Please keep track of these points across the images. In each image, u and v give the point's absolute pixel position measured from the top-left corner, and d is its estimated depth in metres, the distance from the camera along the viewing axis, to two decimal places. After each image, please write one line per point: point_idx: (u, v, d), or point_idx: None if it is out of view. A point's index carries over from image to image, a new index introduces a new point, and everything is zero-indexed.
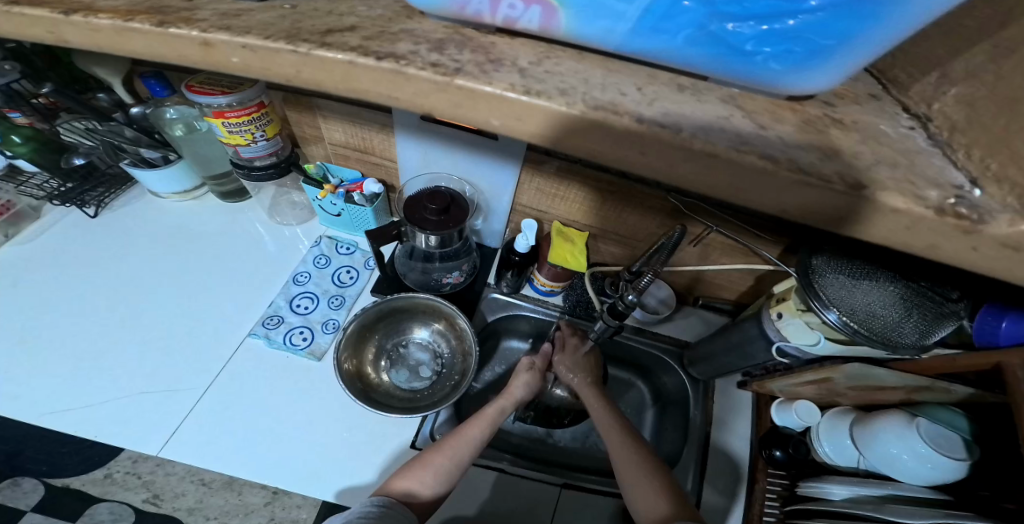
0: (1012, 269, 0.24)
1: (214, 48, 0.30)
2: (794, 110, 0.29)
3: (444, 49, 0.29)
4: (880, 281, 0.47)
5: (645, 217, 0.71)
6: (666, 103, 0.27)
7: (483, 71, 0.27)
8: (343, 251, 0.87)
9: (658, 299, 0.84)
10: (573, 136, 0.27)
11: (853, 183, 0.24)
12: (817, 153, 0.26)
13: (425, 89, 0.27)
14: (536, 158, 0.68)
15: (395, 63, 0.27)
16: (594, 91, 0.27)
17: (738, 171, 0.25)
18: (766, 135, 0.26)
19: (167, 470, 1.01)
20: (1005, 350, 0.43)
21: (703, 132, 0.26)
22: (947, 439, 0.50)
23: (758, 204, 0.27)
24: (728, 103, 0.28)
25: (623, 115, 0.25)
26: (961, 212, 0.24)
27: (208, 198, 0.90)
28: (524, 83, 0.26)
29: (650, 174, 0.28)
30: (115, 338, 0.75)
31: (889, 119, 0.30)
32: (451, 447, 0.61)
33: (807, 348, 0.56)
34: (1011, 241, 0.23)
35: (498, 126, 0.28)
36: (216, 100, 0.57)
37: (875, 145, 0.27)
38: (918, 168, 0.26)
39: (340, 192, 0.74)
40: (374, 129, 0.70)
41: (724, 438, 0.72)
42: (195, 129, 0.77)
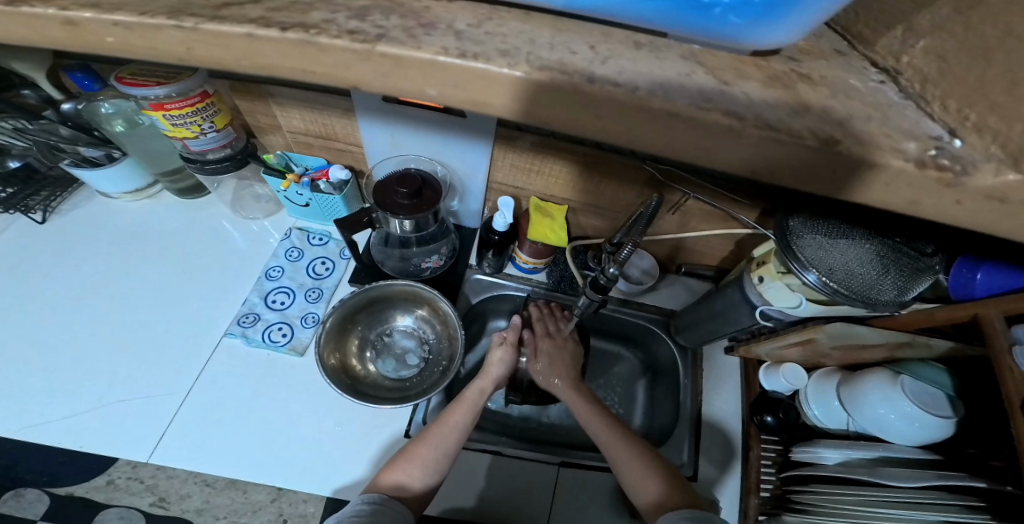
0: (996, 221, 0.23)
1: (81, 28, 0.26)
2: (758, 66, 0.27)
3: (366, 16, 0.26)
4: (857, 240, 0.46)
5: (623, 187, 0.70)
6: (622, 61, 0.25)
7: (411, 36, 0.24)
8: (315, 242, 0.84)
9: (641, 270, 0.83)
10: (522, 103, 0.24)
11: (825, 138, 0.23)
12: (785, 109, 0.24)
13: (347, 60, 0.25)
14: (507, 134, 0.65)
15: (304, 33, 0.24)
16: (541, 51, 0.24)
17: (705, 131, 0.23)
18: (729, 92, 0.24)
19: (168, 474, 0.98)
20: (980, 301, 0.45)
21: (662, 91, 0.24)
22: (932, 398, 0.53)
23: (727, 166, 0.25)
24: (689, 60, 0.26)
25: (572, 74, 0.23)
26: (943, 163, 0.23)
27: (164, 195, 0.86)
28: (459, 46, 0.24)
29: (610, 140, 0.26)
30: (84, 348, 0.72)
31: (858, 73, 0.28)
32: (434, 436, 0.60)
33: (790, 310, 0.56)
34: (996, 192, 0.22)
35: (435, 96, 0.26)
36: (152, 92, 0.53)
37: (845, 99, 0.26)
38: (892, 120, 0.25)
39: (304, 181, 0.70)
40: (337, 114, 0.65)
41: (714, 404, 0.74)
42: (137, 124, 0.72)
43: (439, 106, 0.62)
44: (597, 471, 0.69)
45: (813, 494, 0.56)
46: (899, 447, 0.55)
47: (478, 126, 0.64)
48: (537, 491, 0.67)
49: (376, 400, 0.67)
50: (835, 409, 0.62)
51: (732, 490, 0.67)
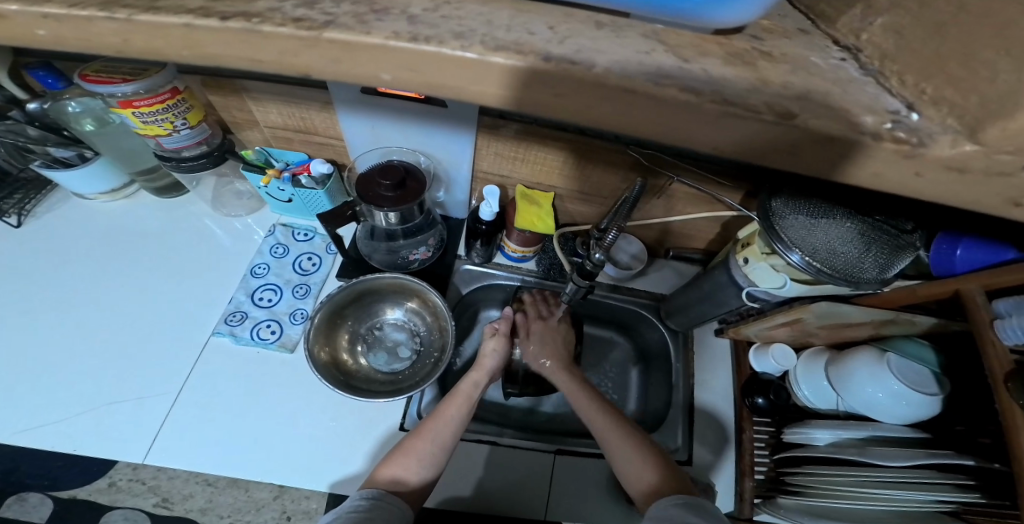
0: (957, 192, 0.23)
1: (11, 21, 0.25)
2: (720, 44, 0.26)
3: (315, 3, 0.25)
4: (839, 219, 0.46)
5: (609, 172, 0.69)
6: (581, 40, 0.24)
7: (361, 21, 0.24)
8: (300, 238, 0.83)
9: (629, 255, 0.83)
10: (477, 84, 0.24)
11: (783, 112, 0.22)
12: (744, 86, 0.24)
13: (292, 47, 0.24)
14: (490, 123, 0.64)
15: (245, 22, 0.23)
16: (497, 32, 0.24)
17: (663, 108, 0.23)
18: (689, 69, 0.24)
19: (168, 475, 0.96)
20: (961, 277, 0.45)
21: (620, 68, 0.23)
22: (918, 375, 0.54)
23: (690, 143, 0.25)
24: (650, 39, 0.25)
25: (527, 54, 0.22)
26: (900, 136, 0.22)
27: (142, 195, 0.84)
28: (411, 30, 0.23)
29: (571, 120, 0.25)
30: (69, 352, 0.71)
31: (820, 51, 0.28)
32: (431, 429, 0.60)
33: (775, 290, 0.56)
34: (954, 163, 0.22)
35: (390, 81, 0.25)
36: (119, 89, 0.51)
37: (805, 75, 0.25)
38: (850, 96, 0.24)
39: (285, 176, 0.68)
40: (316, 107, 0.64)
41: (705, 387, 0.75)
42: (107, 122, 0.70)
43: (420, 96, 0.60)
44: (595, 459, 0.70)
45: (807, 476, 0.57)
46: (889, 426, 0.56)
47: (460, 115, 0.63)
48: (533, 479, 0.68)
49: (371, 394, 0.67)
50: (824, 388, 0.63)
51: (726, 471, 0.68)
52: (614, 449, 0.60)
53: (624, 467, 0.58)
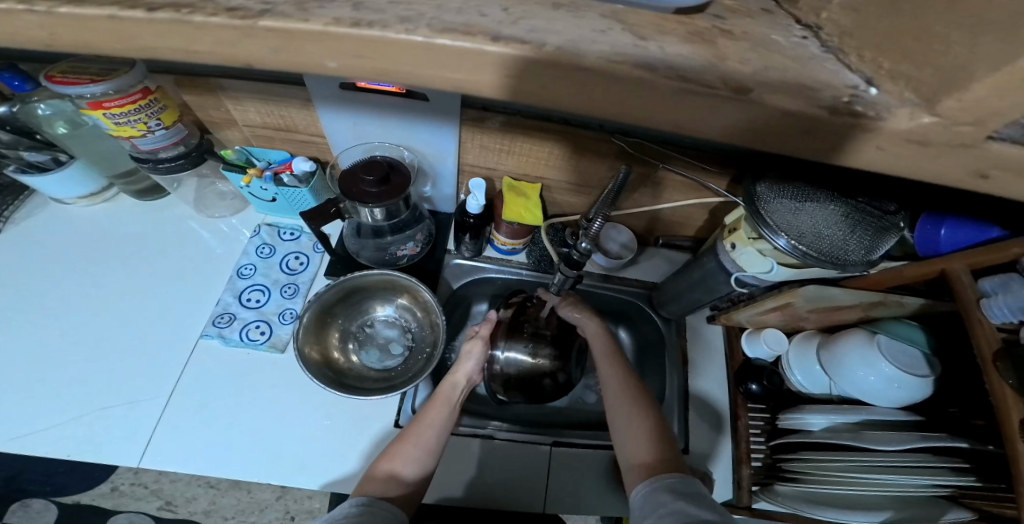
0: (917, 165, 0.23)
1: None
2: (680, 23, 0.25)
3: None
4: (823, 202, 0.46)
5: (595, 162, 0.68)
6: (534, 21, 0.23)
7: (303, 9, 0.23)
8: (286, 237, 0.82)
9: (620, 244, 0.82)
10: (426, 67, 0.23)
11: (737, 86, 0.22)
12: (701, 62, 0.23)
13: (228, 37, 0.23)
14: (475, 116, 0.63)
15: (175, 12, 0.22)
16: (446, 16, 0.23)
17: (619, 86, 0.22)
18: (645, 47, 0.23)
19: (171, 477, 1.08)
20: (947, 256, 0.45)
21: (573, 46, 0.22)
22: (909, 357, 0.55)
23: (650, 123, 0.24)
24: (609, 19, 0.25)
25: (476, 35, 0.22)
26: (858, 109, 0.22)
27: (122, 198, 0.82)
28: (354, 16, 0.22)
29: (527, 103, 0.24)
30: (55, 359, 0.70)
31: (781, 29, 0.27)
32: (416, 432, 0.60)
33: (763, 275, 0.56)
34: (913, 136, 0.21)
35: (337, 68, 0.24)
36: (87, 90, 0.50)
37: (764, 53, 0.25)
38: (808, 73, 0.24)
39: (267, 175, 0.67)
40: (296, 105, 0.63)
41: (699, 374, 0.75)
42: (80, 125, 0.69)
43: (401, 90, 0.59)
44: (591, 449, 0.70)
45: (801, 462, 0.58)
46: (881, 409, 0.56)
47: (442, 109, 0.62)
48: (531, 471, 0.68)
49: (364, 392, 0.67)
50: (816, 372, 0.64)
51: (723, 459, 0.68)
52: (620, 432, 0.59)
53: (628, 446, 0.58)
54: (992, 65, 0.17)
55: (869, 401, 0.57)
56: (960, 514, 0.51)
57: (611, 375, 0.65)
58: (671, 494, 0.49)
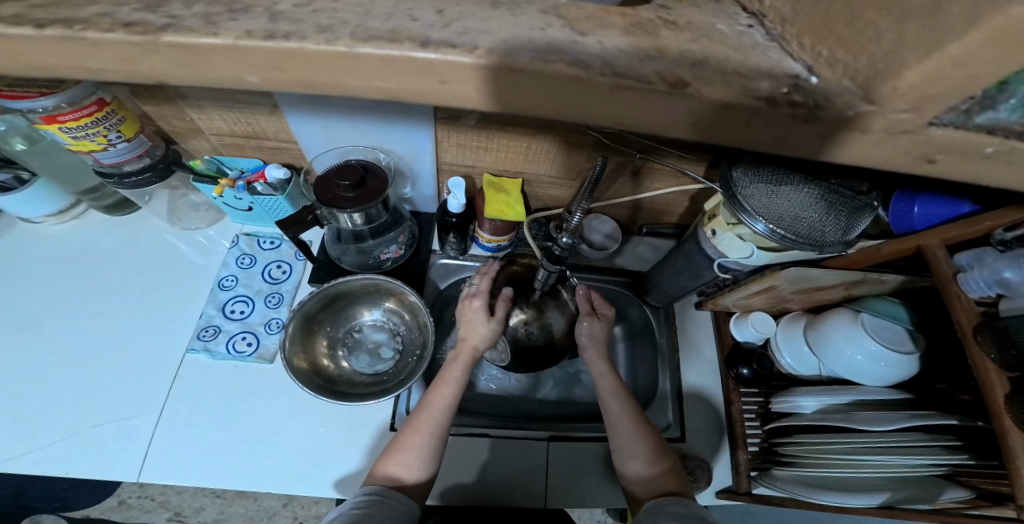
0: (863, 151, 0.23)
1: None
2: (623, 15, 0.24)
3: (159, 6, 0.23)
4: (798, 184, 0.46)
5: (572, 153, 0.68)
6: (468, 21, 0.23)
7: (212, 22, 0.22)
8: (266, 246, 0.80)
9: (603, 234, 0.82)
10: (354, 75, 0.22)
11: (675, 81, 0.21)
12: (638, 56, 0.22)
13: (129, 54, 0.22)
14: (449, 114, 0.62)
15: (65, 29, 0.22)
16: (373, 22, 0.22)
17: (553, 87, 0.22)
18: (584, 44, 0.22)
19: (178, 488, 1.08)
20: (921, 232, 0.46)
21: (507, 48, 0.21)
22: (894, 333, 0.55)
23: (594, 120, 0.24)
24: (548, 15, 0.24)
25: (403, 42, 0.21)
26: (796, 99, 0.22)
27: (92, 214, 0.80)
28: (268, 27, 0.22)
29: (468, 107, 0.24)
30: (38, 380, 0.68)
31: (726, 19, 0.26)
32: (423, 420, 0.59)
33: (744, 260, 0.56)
34: (853, 124, 0.21)
35: (256, 83, 0.24)
36: (39, 104, 0.48)
37: (707, 43, 0.24)
38: (750, 63, 0.23)
39: (240, 184, 0.66)
40: (265, 112, 0.61)
41: (691, 362, 0.75)
42: (38, 140, 0.67)
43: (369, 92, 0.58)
44: (590, 442, 0.70)
45: (796, 447, 0.59)
46: (871, 389, 0.57)
47: (415, 108, 0.61)
48: (530, 466, 0.69)
49: (357, 397, 0.66)
50: (806, 354, 0.64)
51: (719, 443, 0.69)
52: (618, 447, 0.60)
53: (629, 460, 0.59)
54: (922, 50, 0.17)
55: (861, 381, 0.57)
56: (957, 493, 0.51)
57: (612, 403, 0.63)
58: (676, 506, 0.52)
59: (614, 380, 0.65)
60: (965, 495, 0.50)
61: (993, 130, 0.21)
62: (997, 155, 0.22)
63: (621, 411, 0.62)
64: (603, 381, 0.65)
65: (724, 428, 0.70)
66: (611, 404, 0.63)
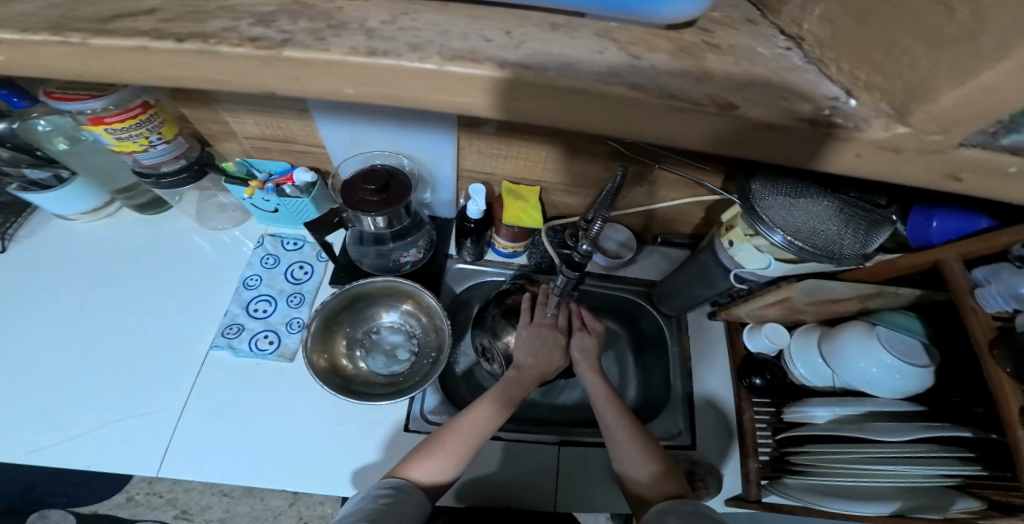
0: (895, 170, 0.24)
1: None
2: (670, 38, 0.26)
3: (272, 21, 0.25)
4: (817, 197, 0.47)
5: (590, 162, 0.69)
6: (534, 43, 0.24)
7: (320, 38, 0.23)
8: (290, 247, 0.82)
9: (617, 243, 0.84)
10: (430, 91, 0.24)
11: (725, 103, 0.23)
12: (688, 78, 0.24)
13: (250, 67, 0.24)
14: (469, 122, 0.64)
15: (201, 43, 0.23)
16: (452, 42, 0.24)
17: (612, 106, 0.23)
18: (638, 66, 0.24)
19: (185, 486, 1.09)
20: (939, 247, 0.46)
21: (570, 70, 0.23)
22: (910, 347, 0.55)
23: (641, 135, 0.25)
24: (602, 37, 0.25)
25: (485, 62, 0.22)
26: (836, 121, 0.23)
27: (124, 213, 0.83)
28: (369, 45, 0.23)
29: (527, 121, 0.25)
30: (67, 374, 0.70)
31: (765, 41, 0.28)
32: (461, 429, 0.59)
33: (761, 270, 0.56)
34: (888, 144, 0.22)
35: (354, 94, 0.25)
36: (87, 106, 0.50)
37: (750, 65, 0.26)
38: (790, 85, 0.25)
39: (268, 187, 0.68)
40: (291, 115, 0.63)
41: (703, 371, 0.75)
42: (79, 140, 0.70)
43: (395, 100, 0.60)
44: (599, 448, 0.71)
45: (807, 455, 0.59)
46: (885, 400, 0.57)
47: (439, 116, 0.63)
48: (540, 470, 0.69)
49: (373, 397, 0.67)
50: (818, 366, 0.64)
51: (729, 451, 0.69)
52: (616, 452, 0.61)
53: (625, 464, 0.60)
54: (955, 77, 0.19)
55: (873, 392, 0.58)
56: (967, 504, 0.50)
57: (605, 405, 0.64)
58: (685, 510, 0.51)
59: (604, 388, 0.66)
60: (975, 506, 0.49)
61: (1016, 151, 0.23)
62: (1019, 174, 0.23)
63: (615, 416, 0.63)
64: (596, 391, 0.67)
65: (735, 433, 0.70)
66: (603, 407, 0.64)
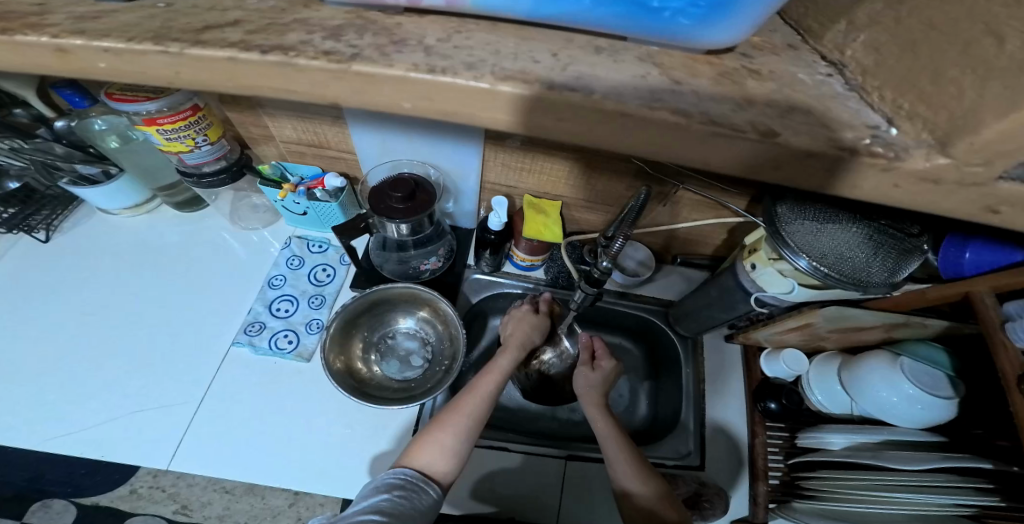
0: (933, 200, 0.24)
1: (71, 55, 0.27)
2: (711, 64, 0.27)
3: (341, 36, 0.26)
4: (846, 224, 0.47)
5: (612, 181, 0.70)
6: (581, 66, 0.25)
7: (384, 54, 0.25)
8: (315, 250, 0.85)
9: (636, 261, 0.84)
10: (482, 109, 0.25)
11: (765, 130, 0.23)
12: (730, 104, 0.25)
13: (323, 78, 0.25)
14: (495, 136, 0.66)
15: (282, 56, 0.25)
16: (504, 62, 0.25)
17: (654, 130, 0.24)
18: (680, 91, 0.25)
19: (188, 481, 1.11)
20: (971, 279, 0.46)
21: (616, 93, 0.24)
22: (934, 378, 0.54)
23: (679, 158, 0.26)
24: (646, 62, 0.26)
25: (534, 83, 0.24)
26: (877, 150, 0.23)
27: (163, 210, 0.87)
28: (428, 62, 0.25)
29: (570, 140, 0.26)
30: (94, 362, 0.73)
31: (806, 67, 0.29)
32: (468, 404, 0.61)
33: (783, 295, 0.56)
34: (927, 175, 0.23)
35: (409, 108, 0.27)
36: (143, 108, 0.53)
37: (790, 92, 0.26)
38: (831, 112, 0.25)
39: (300, 190, 0.71)
40: (326, 121, 0.66)
41: (717, 395, 0.74)
42: (130, 139, 0.74)
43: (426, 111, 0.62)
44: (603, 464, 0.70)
45: (819, 481, 0.58)
46: (905, 431, 0.55)
47: (467, 129, 0.65)
48: (546, 483, 0.68)
49: (383, 401, 0.68)
50: (837, 393, 0.63)
51: (740, 476, 0.67)
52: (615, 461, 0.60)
53: (620, 469, 0.60)
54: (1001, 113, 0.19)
55: (893, 422, 0.56)
56: None
57: (606, 429, 0.63)
58: None
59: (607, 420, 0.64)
60: None
61: None
62: None
63: (612, 438, 0.62)
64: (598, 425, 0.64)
65: (746, 459, 0.68)
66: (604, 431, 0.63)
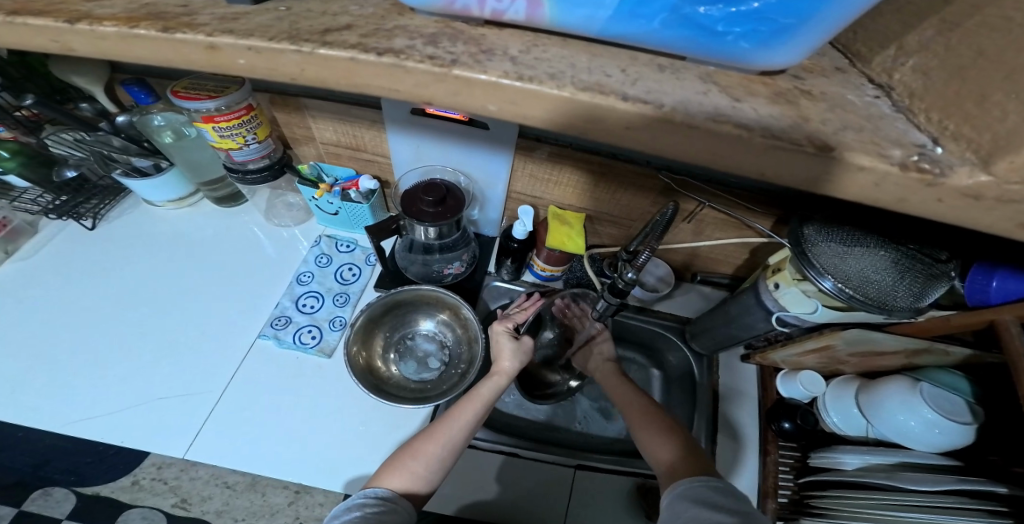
0: (975, 217, 0.26)
1: (220, 52, 0.30)
2: (766, 84, 0.29)
3: (438, 43, 0.29)
4: (872, 247, 0.48)
5: (639, 196, 0.72)
6: (649, 81, 0.27)
7: (478, 61, 0.27)
8: (343, 249, 0.88)
9: (656, 277, 0.85)
10: (557, 115, 0.27)
11: (822, 145, 0.25)
12: (788, 121, 0.26)
13: (424, 80, 0.28)
14: (527, 145, 0.68)
15: (394, 58, 0.28)
16: (581, 74, 0.27)
17: (718, 140, 0.26)
18: (741, 108, 0.27)
19: (190, 475, 1.10)
20: (997, 307, 0.46)
21: (684, 106, 0.26)
22: (953, 404, 0.54)
23: (739, 167, 0.27)
24: (706, 80, 0.29)
25: (610, 95, 0.26)
26: (923, 166, 0.25)
27: (204, 203, 0.91)
28: (516, 70, 0.27)
29: (638, 146, 0.28)
30: (125, 347, 0.75)
31: (855, 90, 0.31)
32: (443, 432, 0.60)
33: (806, 315, 0.57)
34: (970, 191, 0.24)
35: (494, 111, 0.29)
36: (204, 105, 0.57)
37: (842, 112, 0.28)
38: (882, 131, 0.27)
39: (335, 191, 0.74)
40: (365, 125, 0.69)
41: (733, 412, 0.73)
42: (184, 135, 0.78)
43: (462, 118, 0.66)
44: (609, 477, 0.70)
45: (830, 500, 0.57)
46: (921, 454, 0.56)
47: (501, 138, 0.67)
48: (554, 490, 0.68)
49: (398, 400, 0.69)
50: (853, 415, 0.63)
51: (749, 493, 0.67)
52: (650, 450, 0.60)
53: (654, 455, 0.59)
54: None
55: (910, 445, 0.56)
56: None
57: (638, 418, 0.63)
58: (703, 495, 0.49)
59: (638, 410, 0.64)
60: None
61: None
62: None
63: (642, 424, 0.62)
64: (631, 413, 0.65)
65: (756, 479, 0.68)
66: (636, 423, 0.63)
